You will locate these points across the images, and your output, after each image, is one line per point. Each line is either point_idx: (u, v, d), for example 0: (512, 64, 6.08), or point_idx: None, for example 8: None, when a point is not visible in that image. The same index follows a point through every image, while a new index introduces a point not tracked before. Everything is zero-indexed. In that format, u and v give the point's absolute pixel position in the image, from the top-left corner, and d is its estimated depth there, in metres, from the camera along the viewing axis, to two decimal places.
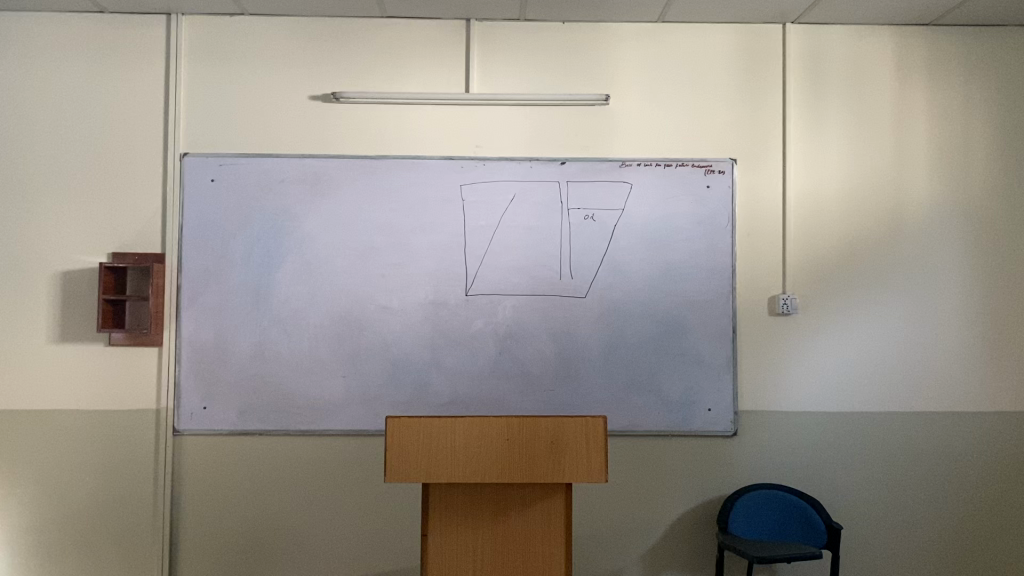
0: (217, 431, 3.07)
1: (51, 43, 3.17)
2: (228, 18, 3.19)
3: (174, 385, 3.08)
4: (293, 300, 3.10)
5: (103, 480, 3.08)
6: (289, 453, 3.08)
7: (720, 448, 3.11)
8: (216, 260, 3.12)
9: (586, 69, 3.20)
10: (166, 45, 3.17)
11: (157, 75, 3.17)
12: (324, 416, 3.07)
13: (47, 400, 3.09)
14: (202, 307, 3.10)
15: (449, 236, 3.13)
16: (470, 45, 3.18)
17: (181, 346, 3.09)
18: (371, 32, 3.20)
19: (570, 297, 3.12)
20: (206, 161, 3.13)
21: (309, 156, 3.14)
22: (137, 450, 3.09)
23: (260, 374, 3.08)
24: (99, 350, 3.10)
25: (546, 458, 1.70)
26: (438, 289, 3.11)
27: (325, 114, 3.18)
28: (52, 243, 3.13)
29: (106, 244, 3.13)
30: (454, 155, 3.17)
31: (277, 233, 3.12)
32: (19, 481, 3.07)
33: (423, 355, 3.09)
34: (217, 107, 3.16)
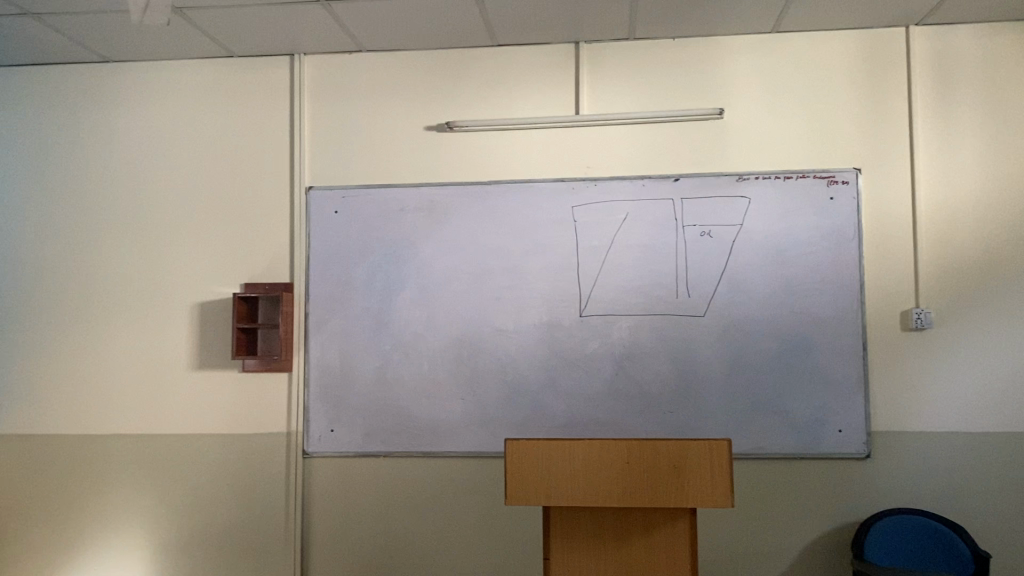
0: (344, 453, 3.17)
1: (187, 87, 3.38)
2: (348, 56, 3.32)
3: (304, 409, 3.21)
4: (412, 325, 3.18)
5: (239, 500, 3.22)
6: (413, 475, 3.14)
7: (852, 471, 2.98)
8: (340, 288, 3.23)
9: (698, 85, 3.16)
10: (291, 85, 3.33)
11: (283, 113, 3.33)
12: (445, 438, 3.12)
13: (187, 424, 3.27)
14: (328, 333, 3.22)
15: (564, 258, 3.13)
16: (580, 67, 3.20)
17: (309, 370, 3.22)
18: (483, 61, 3.26)
19: (688, 316, 3.06)
20: (330, 194, 3.26)
21: (426, 185, 3.22)
22: (270, 471, 3.22)
23: (383, 397, 3.17)
24: (234, 375, 3.26)
25: (668, 481, 1.67)
26: (554, 311, 3.12)
27: (440, 143, 3.26)
28: (190, 275, 3.32)
29: (239, 275, 3.30)
30: (566, 177, 3.18)
31: (396, 260, 3.21)
32: (163, 500, 3.25)
33: (540, 377, 3.10)
34: (339, 142, 3.30)
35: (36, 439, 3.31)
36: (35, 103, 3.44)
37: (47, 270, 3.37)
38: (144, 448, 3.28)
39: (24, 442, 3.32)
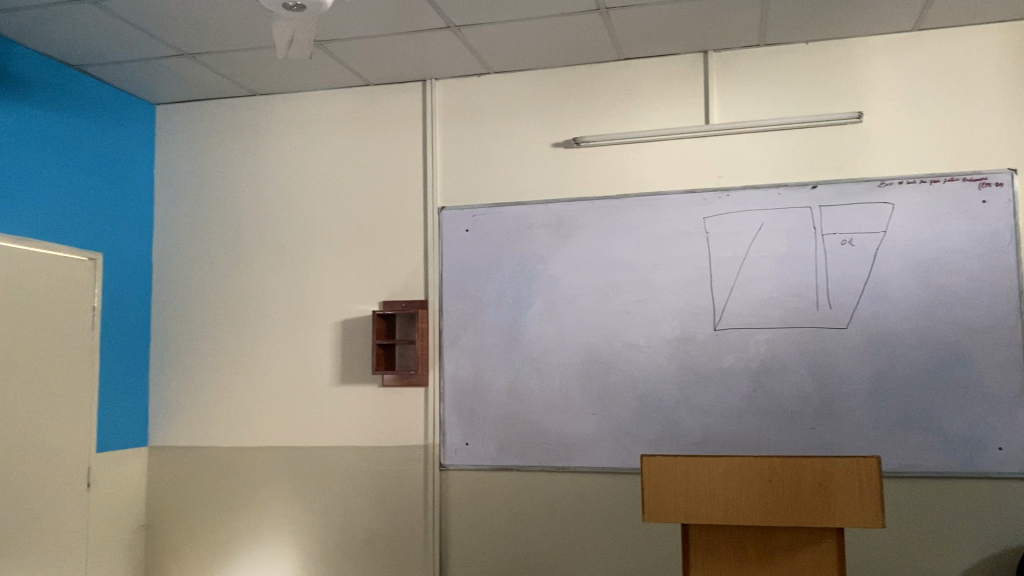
0: (479, 466, 3.23)
1: (326, 115, 3.55)
2: (476, 78, 3.41)
3: (440, 423, 3.29)
4: (543, 340, 3.21)
5: (380, 512, 3.32)
6: (547, 489, 3.16)
7: (1015, 492, 2.77)
8: (472, 304, 3.30)
9: (834, 89, 3.05)
10: (423, 109, 3.44)
11: (415, 136, 3.45)
12: (578, 452, 3.13)
13: (331, 437, 3.41)
14: (462, 349, 3.29)
15: (695, 271, 3.09)
16: (709, 77, 3.16)
17: (444, 385, 3.30)
18: (609, 76, 3.27)
19: (828, 328, 2.95)
20: (461, 213, 3.34)
21: (554, 201, 3.25)
22: (408, 484, 3.31)
23: (516, 411, 3.21)
24: (374, 390, 3.38)
25: (813, 499, 1.61)
26: (687, 325, 3.07)
27: (568, 159, 3.28)
28: (331, 294, 3.48)
29: (377, 294, 3.42)
30: (697, 188, 3.13)
31: (526, 276, 3.25)
32: (309, 510, 3.40)
33: (673, 392, 3.06)
34: (469, 162, 3.38)
35: (195, 450, 3.54)
36: (191, 136, 3.69)
37: (202, 292, 3.61)
38: (291, 460, 3.44)
39: (184, 454, 3.54)
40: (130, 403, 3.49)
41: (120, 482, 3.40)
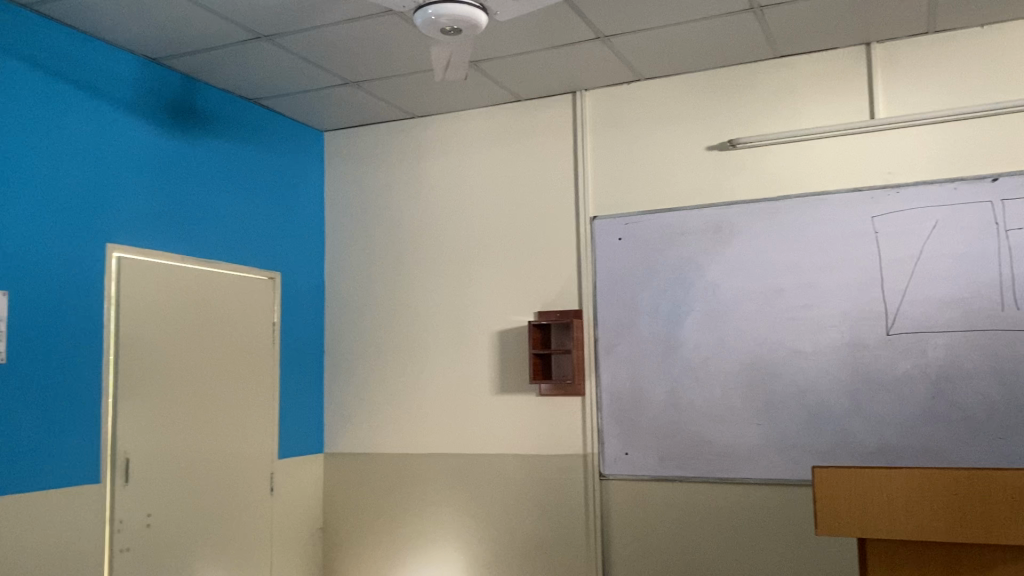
0: (640, 476, 3.21)
1: (480, 132, 3.66)
2: (627, 86, 3.41)
3: (599, 433, 3.30)
4: (703, 348, 3.16)
5: (541, 520, 3.37)
6: (711, 500, 3.10)
7: None
8: (628, 313, 3.29)
9: (1014, 73, 2.84)
10: (574, 120, 3.48)
11: (567, 147, 3.48)
12: (743, 463, 3.06)
13: (493, 445, 3.49)
14: (619, 358, 3.29)
15: (863, 273, 2.95)
16: (873, 69, 3.02)
17: (602, 395, 3.31)
18: (764, 74, 3.19)
19: (1015, 330, 2.74)
20: (615, 222, 3.35)
21: (710, 206, 3.20)
22: (569, 492, 3.33)
23: (676, 421, 3.17)
24: (533, 399, 3.44)
25: (1009, 516, 1.47)
26: (856, 330, 2.94)
27: (723, 162, 3.22)
28: (489, 306, 3.56)
29: (533, 304, 3.48)
30: (863, 187, 3.00)
31: (683, 283, 3.21)
32: (474, 517, 3.49)
33: (843, 400, 2.93)
34: (621, 170, 3.38)
35: (365, 458, 3.71)
36: (355, 159, 3.89)
37: (369, 307, 3.79)
38: (456, 468, 3.54)
39: (355, 461, 3.72)
40: (307, 413, 3.71)
41: (299, 487, 3.62)
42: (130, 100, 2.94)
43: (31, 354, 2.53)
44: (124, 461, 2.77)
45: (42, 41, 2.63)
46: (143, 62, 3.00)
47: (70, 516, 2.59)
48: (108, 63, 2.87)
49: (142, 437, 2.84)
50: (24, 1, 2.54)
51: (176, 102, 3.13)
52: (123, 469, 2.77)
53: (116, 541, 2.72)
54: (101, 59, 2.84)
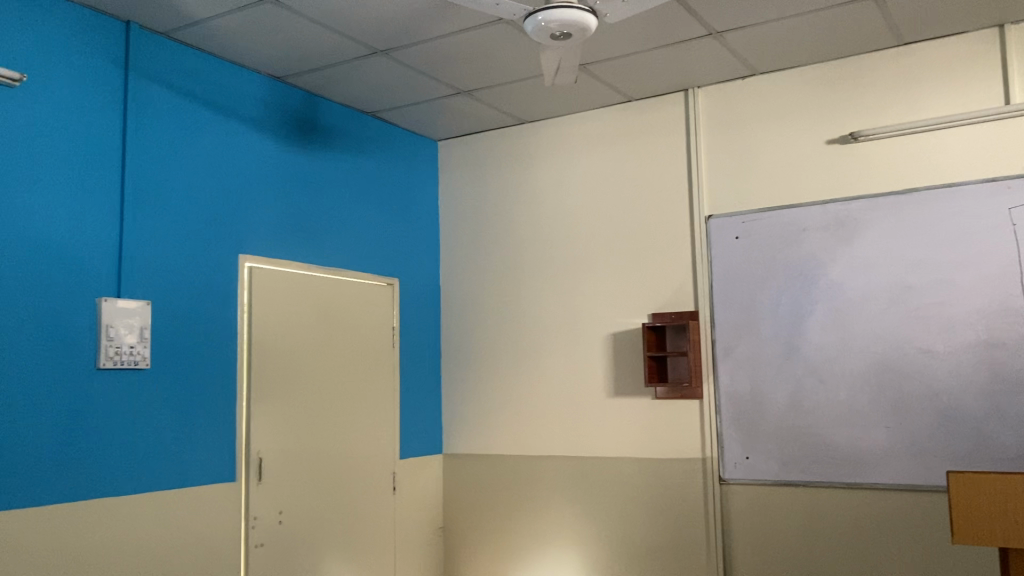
0: (761, 481, 3.14)
1: (591, 134, 3.66)
2: (740, 82, 3.34)
3: (718, 436, 3.24)
4: (826, 348, 3.06)
5: (659, 524, 3.34)
6: (837, 505, 2.99)
7: None
8: (746, 314, 3.22)
9: None
10: (687, 119, 3.43)
11: (680, 147, 3.44)
12: (871, 468, 2.94)
13: (609, 448, 3.49)
14: (738, 360, 3.23)
15: (1000, 269, 2.79)
16: (1006, 52, 2.85)
17: (720, 397, 3.25)
18: (886, 63, 3.06)
19: None
20: (731, 220, 3.29)
21: (831, 202, 3.10)
22: (688, 497, 3.29)
23: (799, 424, 3.08)
24: (649, 402, 3.41)
25: None
26: (993, 328, 2.78)
27: (844, 156, 3.11)
28: (603, 308, 3.56)
29: (648, 307, 3.45)
30: (998, 177, 2.83)
31: (804, 282, 3.12)
32: (591, 519, 3.49)
33: (981, 403, 2.78)
34: (736, 168, 3.32)
35: (482, 460, 3.77)
36: (468, 165, 3.97)
37: (483, 311, 3.85)
38: (572, 470, 3.55)
39: (473, 463, 3.79)
40: (425, 415, 3.80)
41: (419, 488, 3.71)
42: (257, 117, 3.09)
43: (173, 359, 2.70)
44: (257, 460, 2.92)
45: (178, 66, 2.81)
46: (268, 80, 3.16)
47: (210, 512, 2.75)
48: (237, 83, 3.03)
49: (274, 438, 2.99)
50: (161, 29, 2.72)
51: (299, 117, 3.28)
52: (256, 468, 2.91)
53: (252, 536, 2.87)
54: (230, 79, 3.00)
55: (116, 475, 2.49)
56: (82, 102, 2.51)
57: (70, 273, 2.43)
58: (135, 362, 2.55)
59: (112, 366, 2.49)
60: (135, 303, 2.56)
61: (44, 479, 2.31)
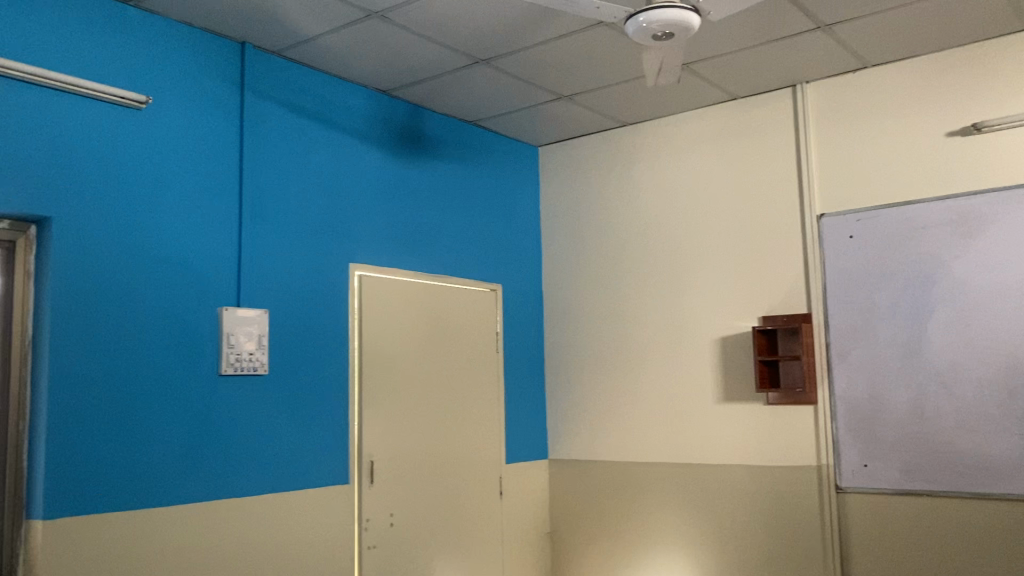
0: (881, 489, 3.01)
1: (695, 135, 3.60)
2: (852, 75, 3.22)
3: (834, 443, 3.12)
4: (950, 351, 2.91)
5: (772, 532, 3.24)
6: (965, 516, 2.84)
7: None
8: (863, 315, 3.10)
9: None
10: (795, 115, 3.34)
11: (789, 145, 3.35)
12: (1002, 478, 2.77)
13: (718, 455, 3.41)
14: (854, 363, 3.11)
15: None
16: None
17: (835, 403, 3.13)
18: (1012, 48, 2.89)
19: None
20: (845, 219, 3.17)
21: (953, 197, 2.95)
22: (802, 505, 3.18)
23: (921, 430, 2.94)
24: (760, 408, 3.32)
25: None
26: None
27: (967, 148, 2.95)
28: (711, 312, 3.49)
29: (757, 310, 3.36)
30: None
31: (924, 281, 2.98)
32: (701, 527, 3.42)
33: None
34: (848, 165, 3.20)
35: (588, 465, 3.75)
36: (569, 170, 3.96)
37: (587, 315, 3.83)
38: (680, 477, 3.49)
39: (579, 468, 3.77)
40: (530, 421, 3.81)
41: (526, 493, 3.73)
42: (365, 130, 3.18)
43: (290, 365, 2.80)
44: (368, 463, 2.99)
45: (290, 83, 2.92)
46: (375, 94, 3.24)
47: (324, 513, 2.84)
48: (345, 98, 3.12)
49: (384, 442, 3.06)
50: (273, 48, 2.83)
51: (404, 128, 3.36)
52: (368, 471, 2.99)
53: (365, 538, 2.94)
54: (339, 94, 3.10)
55: (238, 477, 2.60)
56: (202, 121, 2.64)
57: (193, 285, 2.56)
58: (254, 368, 2.66)
59: (233, 372, 2.60)
60: (253, 312, 2.67)
61: (171, 480, 2.44)
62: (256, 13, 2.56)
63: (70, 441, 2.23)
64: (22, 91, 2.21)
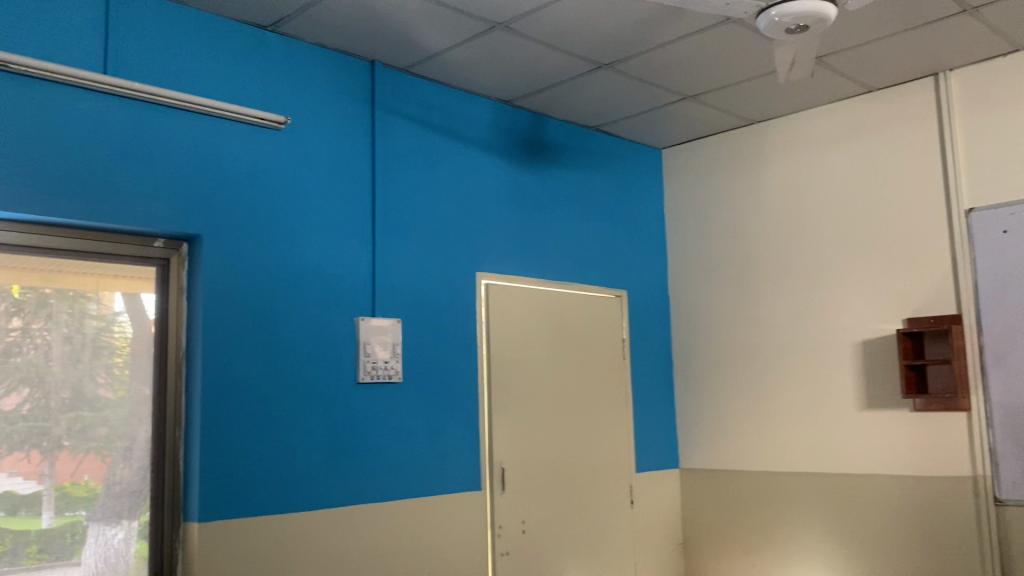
0: None
1: (827, 130, 3.47)
2: (1000, 59, 3.03)
3: (991, 452, 2.93)
4: None
5: (923, 547, 3.07)
6: None
7: None
8: (1020, 315, 2.90)
9: None
10: (938, 106, 3.16)
11: (931, 136, 3.18)
12: None
13: (861, 465, 3.26)
14: (1011, 367, 2.91)
15: None
16: None
17: (991, 409, 2.94)
18: None
19: None
20: (997, 213, 2.98)
21: None
22: (957, 518, 3.00)
23: None
24: (906, 415, 3.15)
25: None
26: None
27: None
28: (850, 315, 3.34)
29: (900, 311, 3.20)
30: None
31: None
32: (845, 539, 3.28)
33: None
34: (999, 155, 3.01)
35: (721, 475, 3.66)
36: (694, 173, 3.89)
37: (716, 320, 3.75)
38: (820, 487, 3.36)
39: (711, 477, 3.69)
40: (660, 429, 3.75)
41: (658, 502, 3.67)
42: (489, 141, 3.22)
43: (423, 374, 2.85)
44: (500, 470, 3.01)
45: (417, 98, 2.99)
46: (498, 104, 3.28)
47: (459, 518, 2.88)
48: (470, 110, 3.17)
49: (515, 449, 3.07)
50: (401, 65, 2.90)
51: (527, 137, 3.38)
52: (499, 479, 3.01)
53: (498, 545, 2.96)
54: (463, 107, 3.15)
55: (376, 482, 2.67)
56: (335, 139, 2.73)
57: (330, 297, 2.64)
58: (389, 376, 2.73)
59: (370, 380, 2.68)
60: (386, 321, 2.74)
61: (314, 486, 2.52)
62: (385, 31, 2.64)
63: (222, 448, 2.34)
64: (172, 117, 2.35)
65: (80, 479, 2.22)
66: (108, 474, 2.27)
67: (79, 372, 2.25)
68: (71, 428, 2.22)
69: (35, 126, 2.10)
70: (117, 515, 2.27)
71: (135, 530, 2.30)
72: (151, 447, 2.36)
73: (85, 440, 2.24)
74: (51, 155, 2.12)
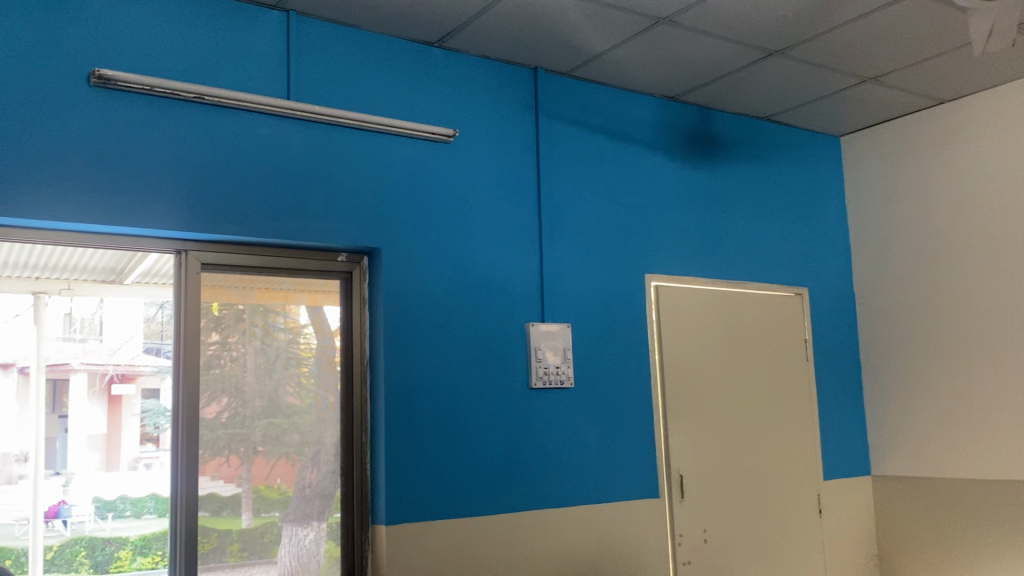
0: None
1: None
2: None
3: None
4: None
5: None
6: None
7: None
8: None
9: None
10: None
11: None
12: None
13: None
14: None
15: None
16: None
17: None
18: None
19: None
20: None
21: None
22: None
23: None
24: None
25: None
26: None
27: None
28: None
29: None
30: None
31: None
32: None
33: None
34: None
35: (919, 483, 3.40)
36: (876, 161, 3.65)
37: (907, 317, 3.49)
38: None
39: (909, 485, 3.44)
40: (849, 433, 3.54)
41: (849, 511, 3.45)
42: (655, 140, 3.16)
43: (596, 378, 2.83)
44: (678, 477, 2.94)
45: (581, 101, 2.98)
46: (663, 102, 3.21)
47: (638, 525, 2.83)
48: (635, 109, 3.12)
49: (693, 456, 2.99)
50: (564, 69, 2.90)
51: (694, 134, 3.28)
52: (678, 486, 2.93)
53: (678, 554, 2.89)
54: (628, 107, 3.10)
55: (554, 487, 2.67)
56: (500, 148, 2.76)
57: (503, 304, 2.67)
58: (562, 381, 2.72)
59: (542, 386, 2.68)
60: (557, 326, 2.74)
61: (493, 491, 2.55)
62: (547, 37, 2.64)
63: (405, 453, 2.41)
64: (349, 136, 2.46)
65: (274, 483, 2.36)
66: (299, 478, 2.39)
67: (273, 381, 2.39)
68: (266, 434, 2.36)
69: (228, 152, 2.25)
70: (307, 517, 2.39)
71: (325, 532, 2.40)
72: (339, 452, 2.47)
73: (279, 445, 2.38)
74: (242, 177, 2.27)
